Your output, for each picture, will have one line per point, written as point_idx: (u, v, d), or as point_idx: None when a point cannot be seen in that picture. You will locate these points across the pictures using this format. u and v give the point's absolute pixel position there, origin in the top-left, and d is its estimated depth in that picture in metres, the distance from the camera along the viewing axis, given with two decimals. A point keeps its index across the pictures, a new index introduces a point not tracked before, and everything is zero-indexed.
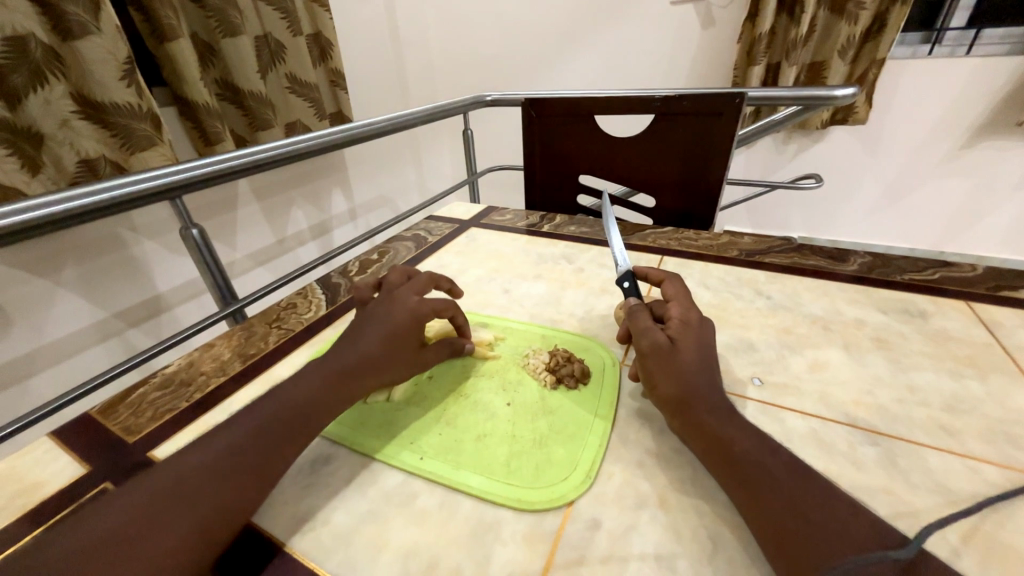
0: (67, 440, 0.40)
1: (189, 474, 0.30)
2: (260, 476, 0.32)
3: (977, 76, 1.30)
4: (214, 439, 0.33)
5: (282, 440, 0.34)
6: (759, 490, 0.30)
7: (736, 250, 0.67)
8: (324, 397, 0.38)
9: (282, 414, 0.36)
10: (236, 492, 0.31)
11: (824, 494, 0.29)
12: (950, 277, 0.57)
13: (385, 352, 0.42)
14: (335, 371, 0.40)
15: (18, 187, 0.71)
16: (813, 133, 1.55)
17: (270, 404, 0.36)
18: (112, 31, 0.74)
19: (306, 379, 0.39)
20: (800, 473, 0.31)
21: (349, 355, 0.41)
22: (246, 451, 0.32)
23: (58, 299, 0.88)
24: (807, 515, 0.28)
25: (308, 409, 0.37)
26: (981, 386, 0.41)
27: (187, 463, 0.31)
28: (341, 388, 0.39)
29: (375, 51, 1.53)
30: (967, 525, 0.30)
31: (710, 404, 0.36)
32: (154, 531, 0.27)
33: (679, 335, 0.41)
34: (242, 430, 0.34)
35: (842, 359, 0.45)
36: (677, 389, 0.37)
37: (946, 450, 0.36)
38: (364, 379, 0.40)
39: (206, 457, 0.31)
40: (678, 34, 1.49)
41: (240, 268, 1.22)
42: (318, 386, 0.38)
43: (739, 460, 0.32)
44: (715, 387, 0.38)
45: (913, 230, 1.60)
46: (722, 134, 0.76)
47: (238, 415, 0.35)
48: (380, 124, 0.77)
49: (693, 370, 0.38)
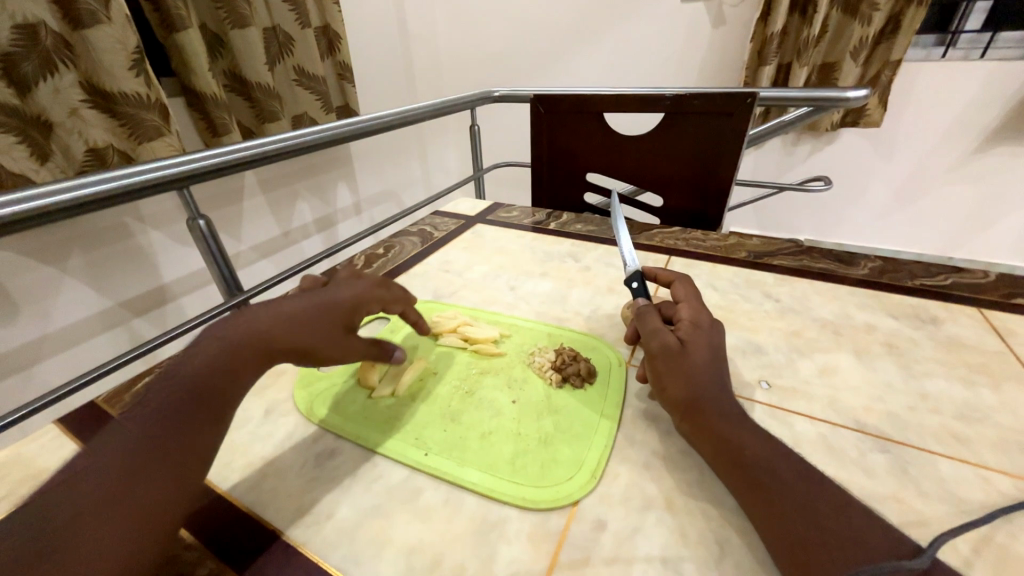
0: (72, 429, 0.40)
1: (103, 474, 0.27)
2: (187, 458, 0.28)
3: (991, 80, 1.29)
4: (120, 435, 0.29)
5: (198, 417, 0.30)
6: (769, 495, 0.30)
7: (744, 251, 0.66)
8: (229, 363, 0.32)
9: (188, 389, 0.31)
10: (167, 479, 0.27)
11: (835, 500, 0.29)
12: (962, 283, 0.56)
13: (304, 318, 0.36)
14: (234, 337, 0.33)
15: (27, 175, 0.71)
16: (823, 135, 1.54)
17: (170, 385, 0.31)
18: (121, 20, 0.73)
19: (201, 348, 0.33)
20: (811, 478, 0.30)
21: (262, 317, 0.34)
22: (161, 438, 0.28)
23: (64, 287, 0.88)
24: (819, 521, 0.27)
25: (213, 378, 0.31)
26: (993, 394, 0.41)
27: (95, 467, 0.27)
28: (249, 353, 0.33)
29: (383, 44, 1.52)
30: (978, 535, 0.30)
31: (719, 407, 0.35)
32: (78, 538, 0.24)
33: (688, 337, 0.40)
34: (149, 418, 0.29)
35: (852, 364, 0.45)
36: (686, 392, 0.36)
37: (957, 458, 0.35)
38: (273, 339, 0.34)
39: (116, 454, 0.28)
40: (688, 32, 1.48)
41: (245, 260, 1.22)
42: (217, 353, 0.32)
43: (748, 463, 0.32)
44: (724, 390, 0.37)
45: (922, 235, 1.59)
46: (732, 134, 0.76)
47: (139, 407, 0.31)
48: (387, 118, 0.77)
49: (701, 373, 0.38)
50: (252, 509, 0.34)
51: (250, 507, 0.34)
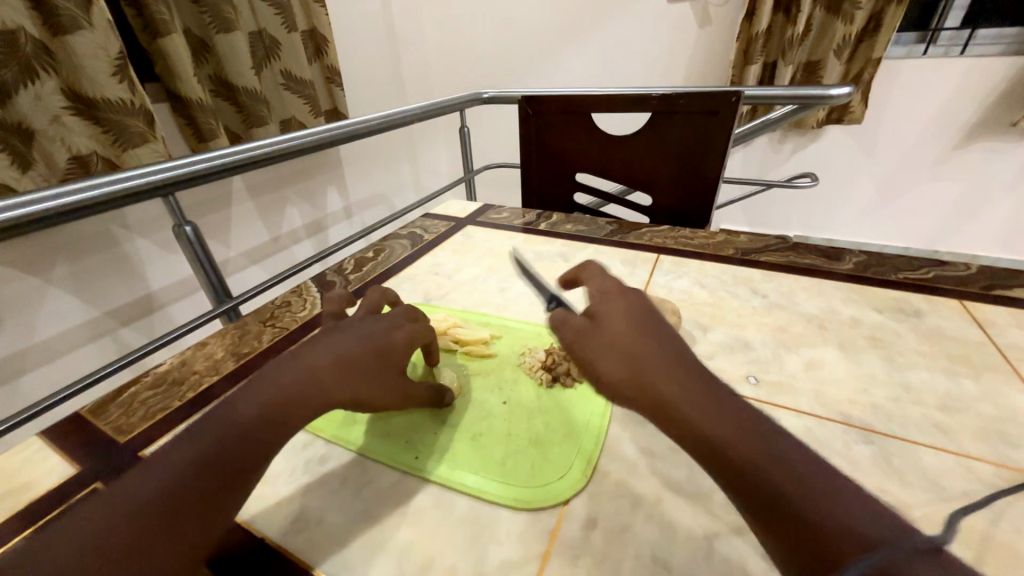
0: (57, 440, 0.40)
1: (125, 520, 0.25)
2: (222, 506, 0.27)
3: (971, 76, 1.31)
4: (153, 471, 0.27)
5: (241, 459, 0.29)
6: (755, 482, 0.23)
7: (732, 248, 0.67)
8: (287, 410, 0.31)
9: (241, 429, 0.30)
10: (199, 528, 0.26)
11: (838, 481, 0.22)
12: (943, 276, 0.57)
13: (369, 364, 0.36)
14: (293, 378, 0.33)
15: (8, 184, 0.71)
16: (809, 133, 1.56)
17: (215, 426, 0.30)
18: (104, 26, 0.72)
19: (262, 385, 0.32)
20: (803, 450, 0.24)
21: (319, 357, 0.34)
22: (194, 486, 0.27)
23: (49, 297, 0.87)
24: (822, 513, 0.21)
25: (262, 426, 0.30)
26: (975, 385, 0.41)
27: (117, 508, 0.25)
28: (311, 396, 0.32)
29: (371, 48, 1.52)
30: (961, 523, 0.30)
31: (666, 382, 0.28)
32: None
33: (616, 314, 0.33)
34: (195, 454, 0.28)
35: (837, 357, 0.46)
36: (623, 374, 0.30)
37: (940, 448, 0.36)
38: (332, 387, 0.33)
39: (153, 490, 0.26)
40: (674, 32, 1.50)
41: (234, 266, 1.21)
42: (272, 400, 0.31)
43: (726, 446, 0.24)
44: (684, 355, 0.30)
45: (908, 229, 1.61)
46: (718, 133, 0.76)
47: (175, 441, 0.29)
48: (376, 121, 0.76)
49: (643, 348, 0.30)
50: (245, 518, 0.34)
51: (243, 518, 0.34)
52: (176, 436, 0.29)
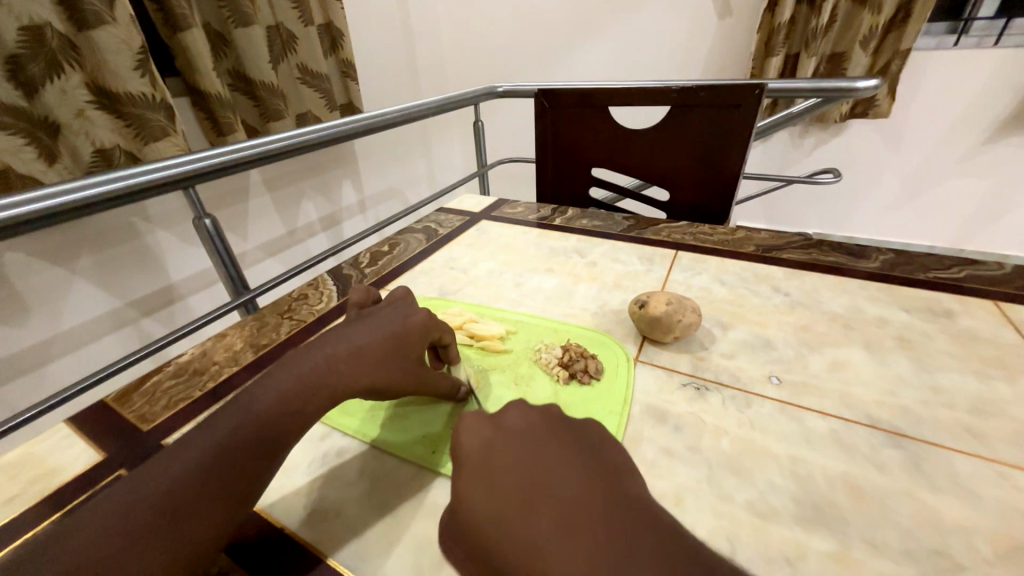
0: (83, 428, 0.41)
1: (152, 502, 0.26)
2: (240, 491, 0.28)
3: (1004, 68, 1.26)
4: (179, 456, 0.28)
5: (258, 444, 0.29)
6: None
7: (753, 245, 0.65)
8: (303, 399, 0.32)
9: (260, 417, 0.30)
10: (216, 514, 0.27)
11: None
12: (975, 275, 0.55)
13: (386, 353, 0.36)
14: (308, 367, 0.33)
15: (36, 177, 0.73)
16: (831, 127, 1.52)
17: (235, 415, 0.30)
18: (126, 21, 0.73)
19: (278, 375, 0.33)
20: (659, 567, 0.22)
21: (334, 348, 0.35)
22: (217, 472, 0.28)
23: (74, 287, 0.89)
24: None
25: (281, 415, 0.31)
26: (1009, 388, 0.40)
27: (140, 492, 0.26)
28: (323, 385, 0.33)
29: (386, 41, 1.52)
30: (995, 533, 0.29)
31: (526, 530, 0.25)
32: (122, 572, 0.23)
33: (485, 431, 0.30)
34: (215, 440, 0.29)
35: (864, 358, 0.44)
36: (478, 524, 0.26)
37: (972, 453, 0.35)
38: (347, 375, 0.34)
39: (176, 473, 0.27)
40: (693, 24, 1.47)
41: (251, 259, 1.23)
42: (291, 388, 0.32)
43: None
44: (542, 478, 0.27)
45: (934, 227, 1.56)
46: (739, 127, 0.74)
47: (198, 429, 0.30)
48: (391, 115, 0.76)
49: (495, 489, 0.27)
50: (262, 506, 0.34)
51: (263, 507, 0.34)
52: (201, 424, 0.30)
